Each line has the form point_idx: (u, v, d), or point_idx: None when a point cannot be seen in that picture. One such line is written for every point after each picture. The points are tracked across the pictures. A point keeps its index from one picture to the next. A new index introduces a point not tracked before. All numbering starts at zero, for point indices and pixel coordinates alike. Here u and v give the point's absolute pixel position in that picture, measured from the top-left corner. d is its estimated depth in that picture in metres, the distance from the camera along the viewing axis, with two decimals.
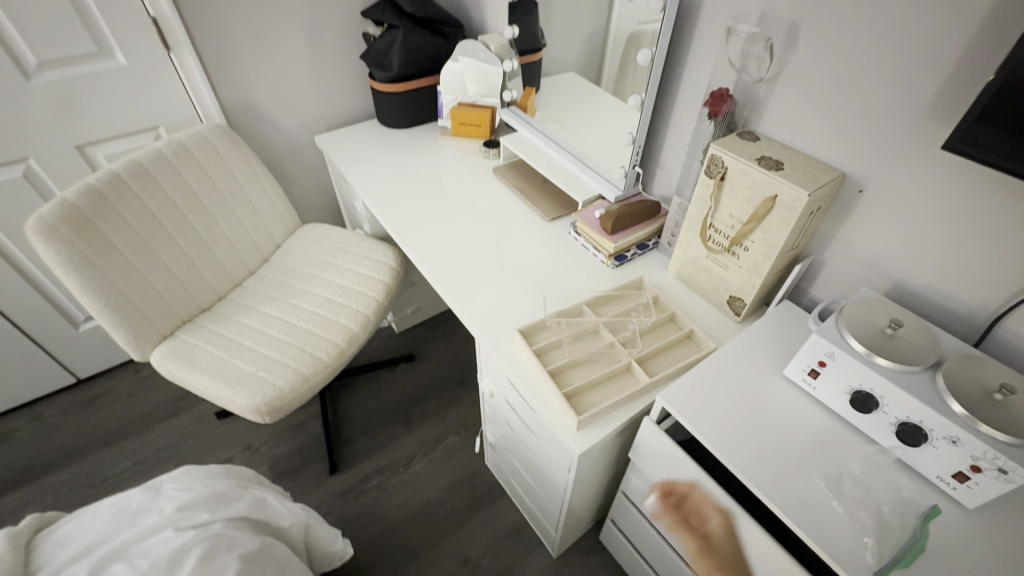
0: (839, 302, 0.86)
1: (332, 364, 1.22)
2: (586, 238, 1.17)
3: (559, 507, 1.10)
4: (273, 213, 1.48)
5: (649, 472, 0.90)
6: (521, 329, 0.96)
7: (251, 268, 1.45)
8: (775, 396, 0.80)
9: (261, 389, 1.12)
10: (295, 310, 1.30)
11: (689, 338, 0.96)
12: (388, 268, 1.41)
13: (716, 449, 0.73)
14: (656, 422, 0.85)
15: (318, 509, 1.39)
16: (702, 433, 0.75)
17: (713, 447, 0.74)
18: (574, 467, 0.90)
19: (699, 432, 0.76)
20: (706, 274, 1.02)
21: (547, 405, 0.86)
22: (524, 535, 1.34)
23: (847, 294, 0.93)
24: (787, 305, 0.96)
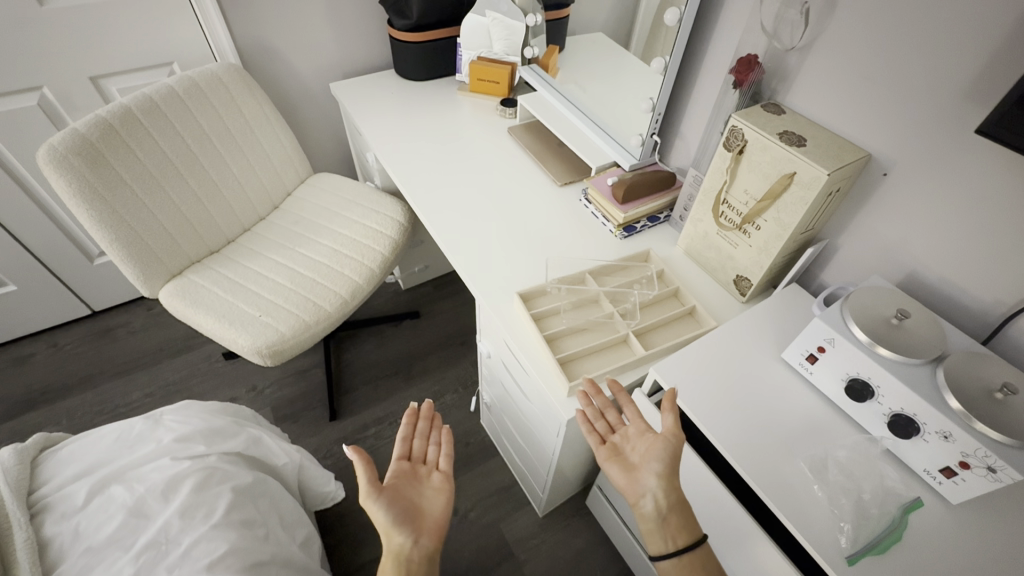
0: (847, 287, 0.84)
1: (335, 315, 1.22)
2: (596, 206, 1.15)
3: (547, 469, 1.12)
4: (284, 159, 1.47)
5: None
6: (522, 293, 0.95)
7: (260, 215, 1.45)
8: (770, 377, 0.79)
9: (263, 334, 1.13)
10: (302, 260, 1.31)
11: (690, 315, 0.96)
12: (396, 223, 1.39)
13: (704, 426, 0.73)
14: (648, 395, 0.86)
15: (316, 452, 1.43)
16: (691, 408, 0.75)
17: (700, 422, 0.74)
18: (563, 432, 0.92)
19: (688, 408, 0.75)
20: (715, 251, 1.00)
21: (540, 369, 0.86)
22: (513, 494, 1.38)
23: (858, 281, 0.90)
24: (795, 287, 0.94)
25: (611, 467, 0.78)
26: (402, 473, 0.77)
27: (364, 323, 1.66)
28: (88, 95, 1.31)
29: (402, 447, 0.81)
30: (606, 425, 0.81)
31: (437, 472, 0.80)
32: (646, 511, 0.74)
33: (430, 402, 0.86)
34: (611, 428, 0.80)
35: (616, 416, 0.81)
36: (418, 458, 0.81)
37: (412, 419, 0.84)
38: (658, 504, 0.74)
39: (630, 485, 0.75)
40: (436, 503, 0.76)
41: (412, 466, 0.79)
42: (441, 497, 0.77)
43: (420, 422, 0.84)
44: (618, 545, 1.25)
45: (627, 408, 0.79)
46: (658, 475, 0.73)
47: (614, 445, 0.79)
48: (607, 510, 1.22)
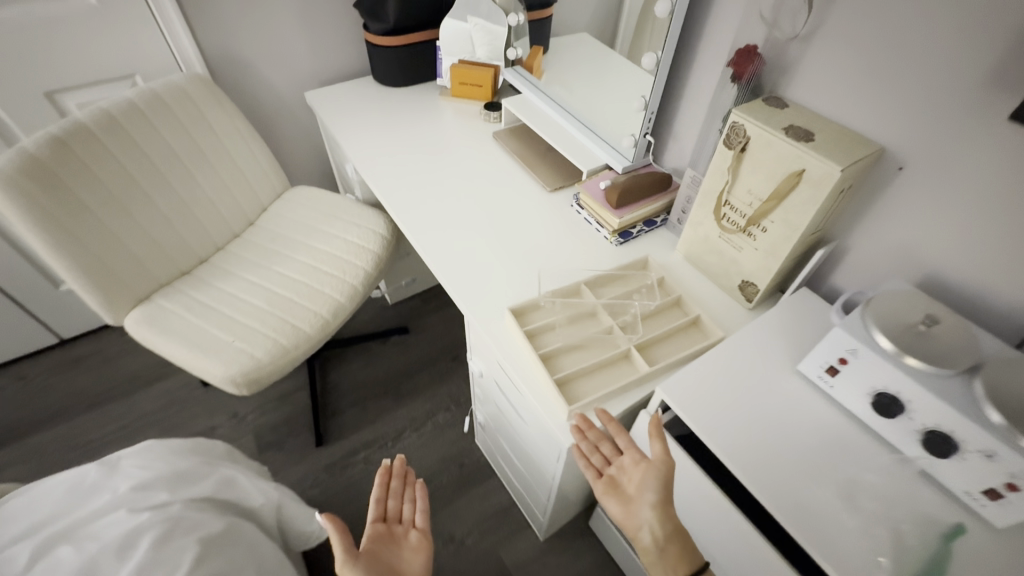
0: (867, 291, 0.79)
1: (316, 336, 1.14)
2: (590, 212, 1.08)
3: (548, 493, 1.05)
4: (258, 173, 1.40)
5: None
6: (514, 308, 0.88)
7: (234, 232, 1.37)
8: (787, 392, 0.73)
9: (237, 359, 1.04)
10: (279, 279, 1.23)
11: (695, 325, 0.89)
12: (379, 236, 1.32)
13: (723, 453, 0.66)
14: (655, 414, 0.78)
15: (302, 481, 1.35)
16: (708, 433, 0.68)
17: (719, 450, 0.67)
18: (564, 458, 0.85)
19: (704, 433, 0.69)
20: (717, 255, 0.94)
21: (537, 391, 0.80)
22: (512, 518, 1.30)
23: (874, 282, 0.84)
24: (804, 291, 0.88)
25: (609, 500, 0.76)
26: (378, 536, 0.76)
27: (350, 342, 1.58)
28: (44, 111, 1.23)
29: (377, 507, 0.79)
30: (602, 457, 0.76)
31: (414, 530, 0.80)
32: (645, 543, 0.73)
33: (403, 458, 0.85)
34: (606, 460, 0.76)
35: (611, 447, 0.75)
36: (394, 517, 0.80)
37: (385, 477, 0.82)
38: (656, 536, 0.71)
39: (628, 518, 0.74)
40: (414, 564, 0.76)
41: (388, 527, 0.78)
42: (419, 557, 0.77)
43: (393, 481, 0.83)
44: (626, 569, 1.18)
45: (620, 439, 0.74)
46: (654, 506, 0.71)
47: (611, 476, 0.76)
48: (613, 533, 1.15)
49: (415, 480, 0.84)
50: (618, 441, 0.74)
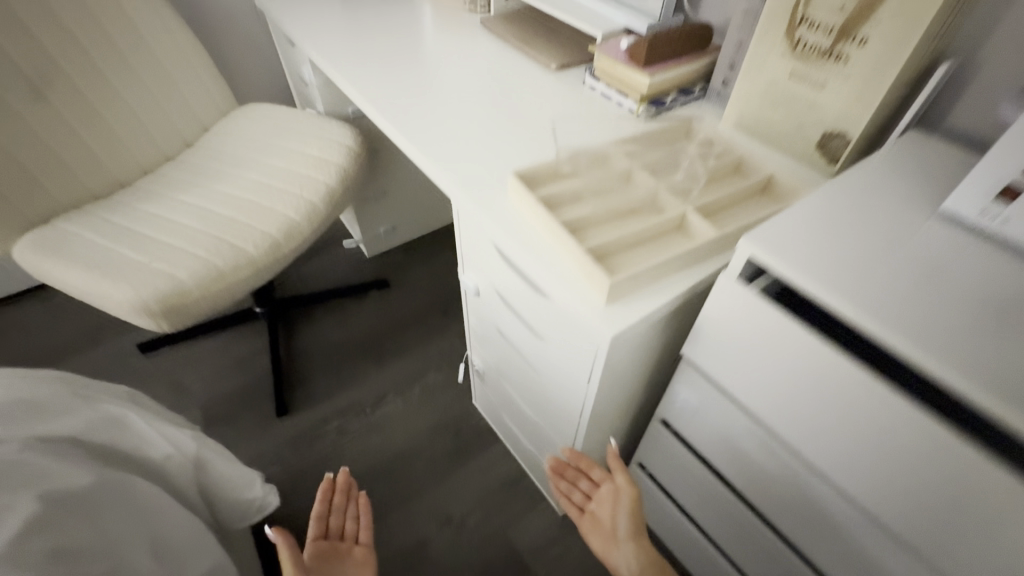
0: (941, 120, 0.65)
1: (263, 262, 0.89)
2: (608, 82, 0.85)
3: (572, 445, 0.80)
4: (197, 84, 1.13)
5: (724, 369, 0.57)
6: (520, 171, 0.63)
7: (166, 155, 1.11)
8: (925, 246, 0.50)
9: (151, 283, 0.79)
10: (218, 198, 0.97)
11: (767, 191, 0.66)
12: (345, 149, 1.05)
13: (870, 327, 0.42)
14: (743, 281, 0.51)
15: (260, 459, 1.09)
16: (839, 303, 0.44)
17: (861, 326, 0.43)
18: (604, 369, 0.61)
19: (831, 304, 0.45)
20: (786, 106, 0.70)
21: (561, 274, 0.57)
22: (522, 491, 1.05)
23: (1019, 102, 0.58)
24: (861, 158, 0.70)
25: (591, 535, 0.77)
26: (320, 555, 0.70)
27: (318, 296, 1.32)
28: None
29: (319, 522, 0.73)
30: (581, 494, 0.79)
31: (358, 546, 0.73)
32: None
33: (345, 471, 0.79)
34: (586, 497, 0.79)
35: (590, 484, 0.79)
36: (336, 534, 0.74)
37: (326, 492, 0.76)
38: (632, 566, 0.72)
39: (606, 552, 0.75)
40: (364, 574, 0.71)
41: (332, 544, 0.72)
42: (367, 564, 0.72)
43: (336, 496, 0.77)
44: (668, 540, 0.94)
45: (595, 473, 0.77)
46: (629, 534, 0.72)
47: (592, 513, 0.78)
48: (653, 495, 0.91)
49: (358, 494, 0.78)
50: (595, 475, 0.77)
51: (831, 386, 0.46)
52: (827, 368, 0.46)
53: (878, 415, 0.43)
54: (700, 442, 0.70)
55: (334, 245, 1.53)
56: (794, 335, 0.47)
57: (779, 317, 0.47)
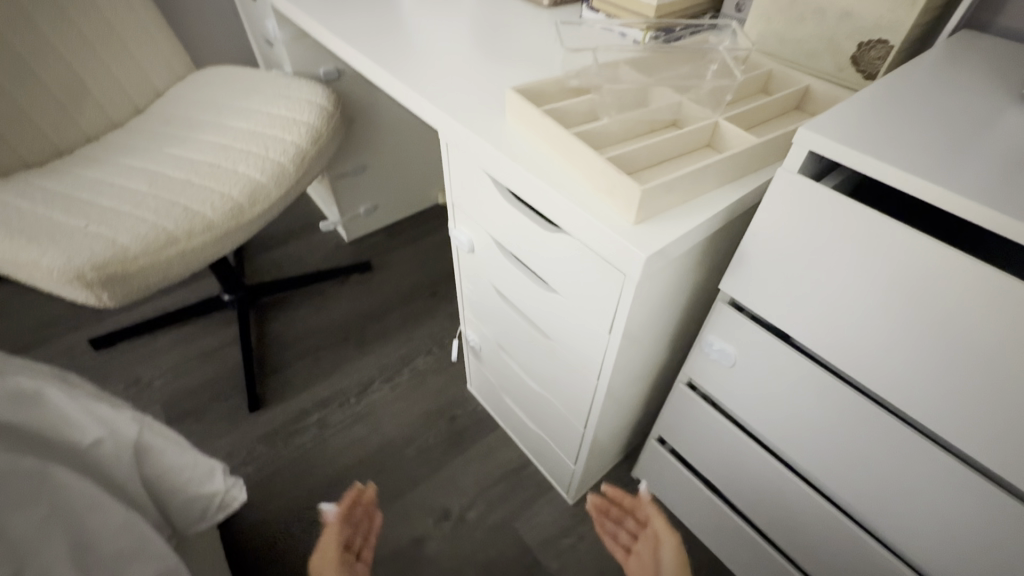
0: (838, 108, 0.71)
1: (224, 226, 0.77)
2: (610, 13, 0.76)
3: (587, 418, 0.70)
4: (148, 42, 1.01)
5: (776, 294, 0.50)
6: (520, 89, 0.54)
7: (114, 122, 0.99)
8: (1011, 132, 0.43)
9: (87, 247, 0.67)
10: (170, 159, 0.85)
11: (801, 109, 0.58)
12: (318, 107, 0.94)
13: (977, 209, 0.36)
14: (804, 176, 0.44)
15: (231, 458, 0.97)
16: (932, 190, 0.37)
17: (961, 213, 0.37)
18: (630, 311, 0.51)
19: (921, 192, 0.38)
20: (815, 17, 0.62)
21: (577, 195, 0.47)
22: (527, 478, 0.95)
23: None
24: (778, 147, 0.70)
25: None
26: (347, 567, 0.58)
27: (294, 280, 1.20)
28: None
29: (332, 537, 0.59)
30: (628, 535, 0.68)
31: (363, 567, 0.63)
32: None
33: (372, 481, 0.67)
34: (633, 537, 0.67)
35: (637, 523, 0.67)
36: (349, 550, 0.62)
37: (354, 499, 0.64)
38: None
39: None
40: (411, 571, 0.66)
41: (348, 559, 0.60)
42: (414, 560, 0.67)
43: (359, 507, 0.65)
44: (691, 523, 0.86)
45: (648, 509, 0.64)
46: None
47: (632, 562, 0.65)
48: (676, 473, 0.82)
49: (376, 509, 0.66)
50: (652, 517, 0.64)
51: (930, 286, 0.39)
52: (924, 264, 0.39)
53: (993, 311, 0.37)
54: (738, 397, 0.62)
55: (310, 229, 1.41)
56: (882, 230, 0.40)
57: (860, 211, 0.40)
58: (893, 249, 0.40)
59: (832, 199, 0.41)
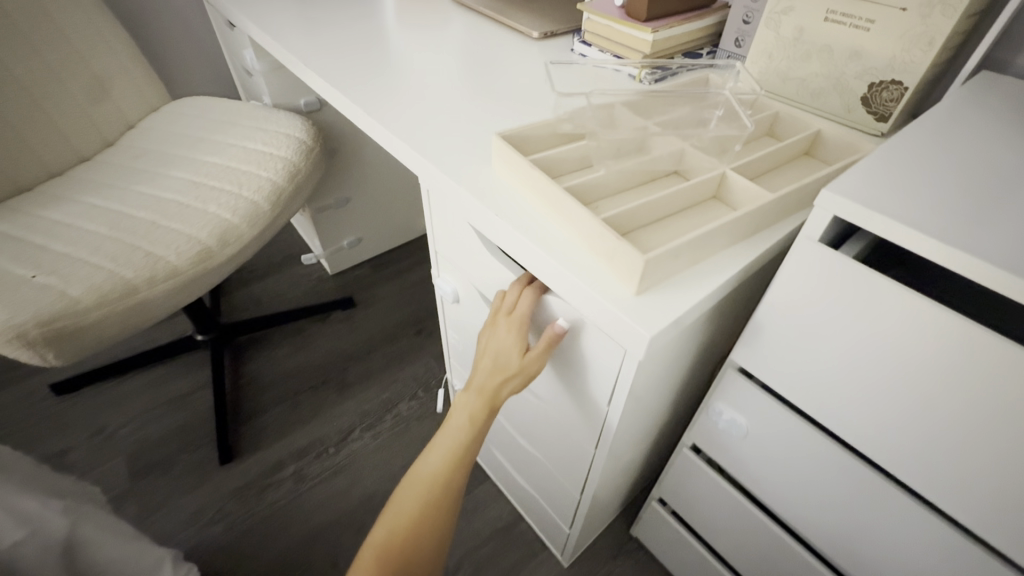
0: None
1: (188, 273, 0.71)
2: (604, 44, 0.73)
3: (583, 485, 0.64)
4: (119, 72, 0.97)
5: (792, 367, 0.45)
6: (507, 135, 0.49)
7: (82, 156, 0.93)
8: None
9: (32, 301, 0.61)
10: (134, 198, 0.79)
11: (811, 155, 0.53)
12: (296, 141, 0.89)
13: None
14: (824, 243, 0.39)
15: (198, 517, 0.89)
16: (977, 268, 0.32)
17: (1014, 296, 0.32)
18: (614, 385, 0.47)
19: (966, 270, 0.33)
20: (821, 55, 0.58)
21: (570, 259, 0.42)
22: (518, 538, 0.88)
23: None
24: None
25: None
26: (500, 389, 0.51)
27: (271, 318, 1.13)
28: None
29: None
30: None
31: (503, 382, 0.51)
32: None
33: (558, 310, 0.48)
34: None
35: None
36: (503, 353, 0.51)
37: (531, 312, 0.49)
38: None
39: None
40: (498, 352, 0.50)
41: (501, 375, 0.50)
42: (510, 333, 0.49)
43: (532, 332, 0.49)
44: None
45: None
46: None
47: None
48: (679, 537, 0.75)
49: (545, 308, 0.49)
50: None
51: (976, 378, 0.34)
52: (971, 355, 0.33)
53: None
54: (749, 470, 0.56)
55: (293, 262, 1.35)
56: (920, 313, 0.34)
57: (893, 292, 0.35)
58: (932, 335, 0.35)
59: (861, 274, 0.36)
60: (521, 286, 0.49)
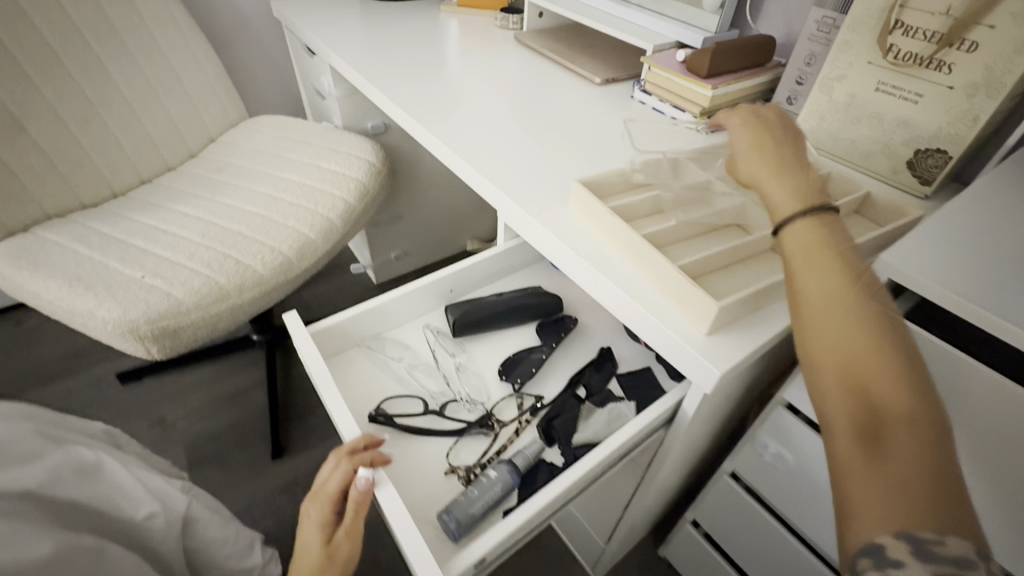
0: (529, 377, 0.54)
1: (271, 281, 0.78)
2: (663, 95, 0.79)
3: (624, 504, 0.69)
4: (205, 88, 1.05)
5: None
6: (586, 182, 0.55)
7: (170, 164, 1.02)
8: None
9: (143, 300, 0.68)
10: (221, 209, 0.87)
11: (860, 212, 0.58)
12: (366, 163, 0.96)
13: None
14: None
15: (250, 508, 0.95)
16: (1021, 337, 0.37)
17: None
18: (524, 530, 0.41)
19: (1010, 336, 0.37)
20: (872, 121, 0.64)
21: (645, 299, 0.47)
22: (551, 550, 0.92)
23: None
24: (432, 446, 0.49)
25: None
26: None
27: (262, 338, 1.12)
28: None
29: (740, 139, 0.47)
30: None
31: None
32: None
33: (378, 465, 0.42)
34: None
35: None
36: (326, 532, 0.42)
37: (343, 481, 0.41)
38: None
39: None
40: (307, 541, 0.42)
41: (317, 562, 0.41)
42: (322, 509, 0.43)
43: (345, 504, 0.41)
44: None
45: None
46: None
47: None
48: (709, 560, 0.79)
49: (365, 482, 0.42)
50: None
51: (1019, 433, 0.38)
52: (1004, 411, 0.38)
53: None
54: (785, 500, 0.60)
55: (341, 271, 1.42)
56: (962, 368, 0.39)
57: (942, 349, 0.40)
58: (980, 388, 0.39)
59: (910, 328, 0.42)
60: (337, 457, 0.42)
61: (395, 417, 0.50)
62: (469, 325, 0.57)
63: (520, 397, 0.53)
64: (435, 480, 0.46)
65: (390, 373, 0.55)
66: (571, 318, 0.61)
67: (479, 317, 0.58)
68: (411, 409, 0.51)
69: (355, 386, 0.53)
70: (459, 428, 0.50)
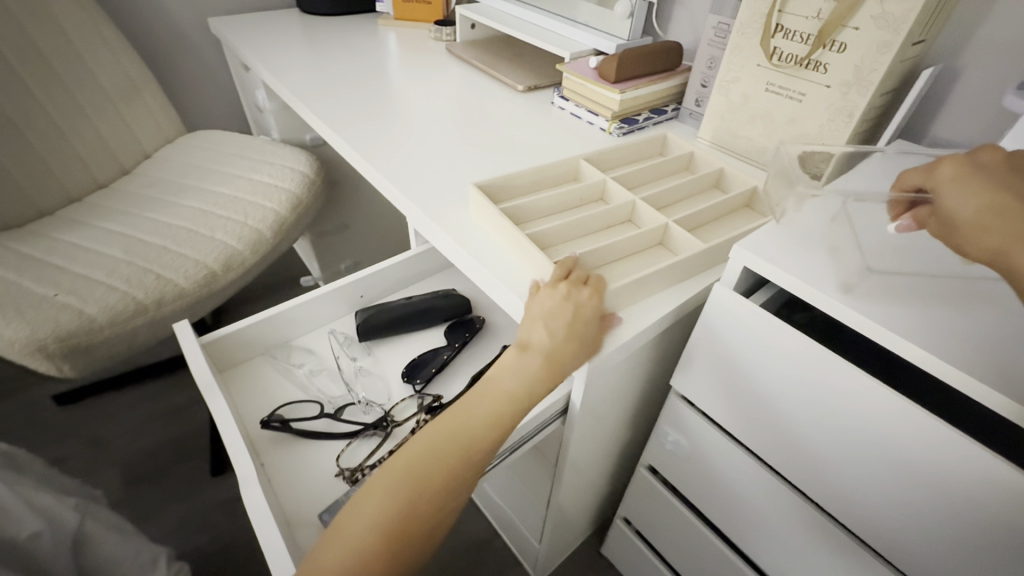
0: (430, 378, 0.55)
1: (194, 294, 0.78)
2: (578, 101, 0.81)
3: (545, 503, 0.69)
4: (137, 105, 1.05)
5: (718, 393, 0.51)
6: (482, 186, 0.57)
7: (101, 182, 1.01)
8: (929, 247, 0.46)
9: (52, 318, 0.67)
10: (147, 224, 0.86)
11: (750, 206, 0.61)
12: (300, 175, 0.97)
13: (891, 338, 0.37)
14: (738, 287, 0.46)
15: (187, 526, 0.93)
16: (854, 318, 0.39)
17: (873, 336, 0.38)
18: None
19: (845, 317, 0.39)
20: (764, 121, 0.66)
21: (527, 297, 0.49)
22: (493, 553, 0.92)
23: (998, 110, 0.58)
24: (324, 450, 0.50)
25: None
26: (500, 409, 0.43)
27: None
28: None
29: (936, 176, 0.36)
30: None
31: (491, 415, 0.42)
32: None
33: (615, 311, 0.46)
34: None
35: None
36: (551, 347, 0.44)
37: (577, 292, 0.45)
38: None
39: None
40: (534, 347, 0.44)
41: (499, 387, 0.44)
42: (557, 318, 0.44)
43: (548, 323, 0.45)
44: None
45: None
46: None
47: None
48: (641, 556, 0.79)
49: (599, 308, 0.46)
50: None
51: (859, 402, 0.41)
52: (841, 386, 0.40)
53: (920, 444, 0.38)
54: (692, 488, 0.62)
55: (292, 284, 1.42)
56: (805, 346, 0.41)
57: (787, 329, 0.42)
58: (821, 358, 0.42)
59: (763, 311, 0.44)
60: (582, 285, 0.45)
61: (290, 421, 0.51)
62: (373, 330, 0.58)
63: (421, 397, 0.54)
64: (323, 484, 0.47)
65: (291, 381, 0.55)
66: (480, 318, 0.61)
67: (383, 322, 0.58)
68: (308, 413, 0.52)
69: (254, 394, 0.54)
70: (352, 430, 0.50)
